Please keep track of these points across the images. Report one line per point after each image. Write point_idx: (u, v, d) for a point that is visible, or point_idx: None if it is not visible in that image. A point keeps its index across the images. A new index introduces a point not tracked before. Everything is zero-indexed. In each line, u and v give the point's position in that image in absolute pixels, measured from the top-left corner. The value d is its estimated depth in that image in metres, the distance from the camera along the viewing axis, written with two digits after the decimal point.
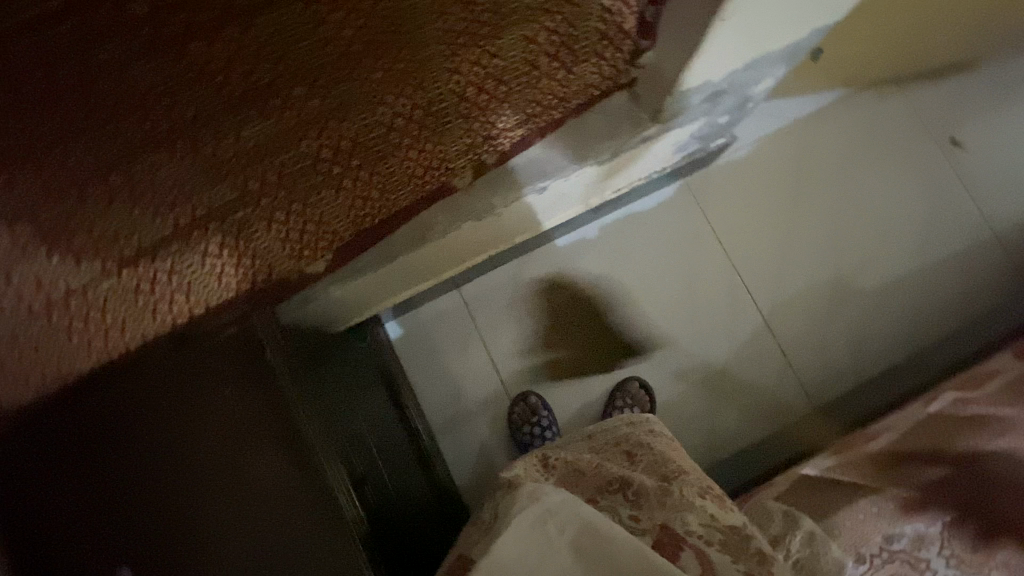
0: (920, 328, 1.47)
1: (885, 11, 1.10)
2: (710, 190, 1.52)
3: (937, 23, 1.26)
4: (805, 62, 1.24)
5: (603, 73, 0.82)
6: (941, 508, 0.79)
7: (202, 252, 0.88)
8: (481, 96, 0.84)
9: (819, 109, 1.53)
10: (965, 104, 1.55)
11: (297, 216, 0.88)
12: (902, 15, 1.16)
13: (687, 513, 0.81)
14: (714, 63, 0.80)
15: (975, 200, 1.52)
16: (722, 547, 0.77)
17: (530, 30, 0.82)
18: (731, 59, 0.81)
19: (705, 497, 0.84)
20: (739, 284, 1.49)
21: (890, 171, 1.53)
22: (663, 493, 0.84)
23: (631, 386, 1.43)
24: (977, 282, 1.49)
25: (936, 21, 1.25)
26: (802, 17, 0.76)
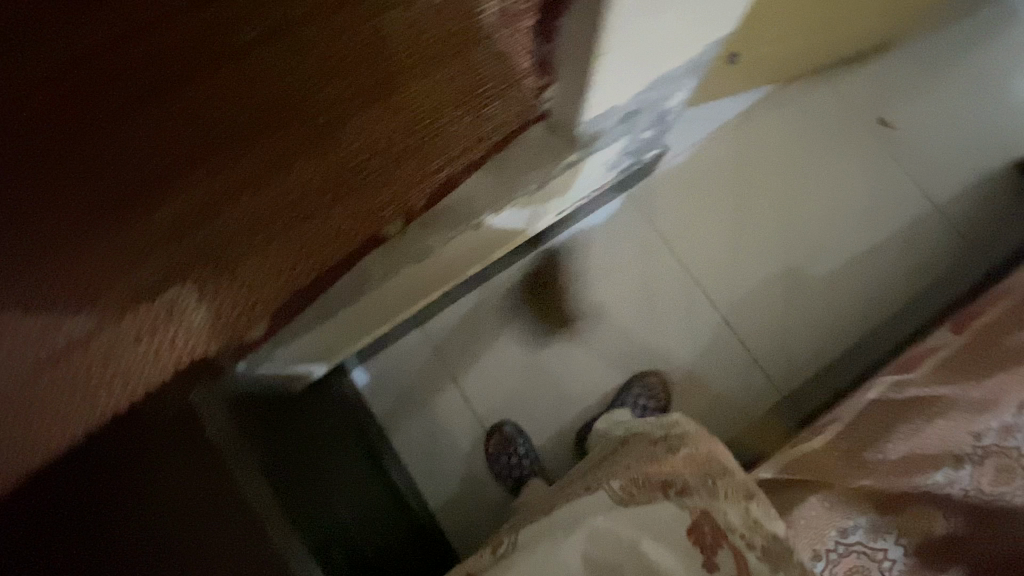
0: (875, 307, 1.49)
1: (787, 13, 1.16)
2: (654, 200, 1.57)
3: (838, 17, 1.33)
4: (724, 68, 1.28)
5: (512, 112, 0.82)
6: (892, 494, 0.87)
7: (157, 314, 0.91)
8: (394, 146, 0.86)
9: (749, 110, 1.58)
10: (888, 85, 1.61)
11: (236, 275, 0.91)
12: (804, 12, 1.21)
13: (729, 511, 0.82)
14: (624, 78, 0.80)
15: (913, 178, 1.56)
16: (762, 553, 0.78)
17: (433, 75, 0.83)
18: (645, 68, 0.82)
19: (752, 500, 0.84)
20: (695, 288, 1.53)
21: (825, 160, 1.57)
22: (709, 490, 0.84)
23: (649, 379, 1.46)
24: (923, 255, 1.52)
25: (837, 15, 1.31)
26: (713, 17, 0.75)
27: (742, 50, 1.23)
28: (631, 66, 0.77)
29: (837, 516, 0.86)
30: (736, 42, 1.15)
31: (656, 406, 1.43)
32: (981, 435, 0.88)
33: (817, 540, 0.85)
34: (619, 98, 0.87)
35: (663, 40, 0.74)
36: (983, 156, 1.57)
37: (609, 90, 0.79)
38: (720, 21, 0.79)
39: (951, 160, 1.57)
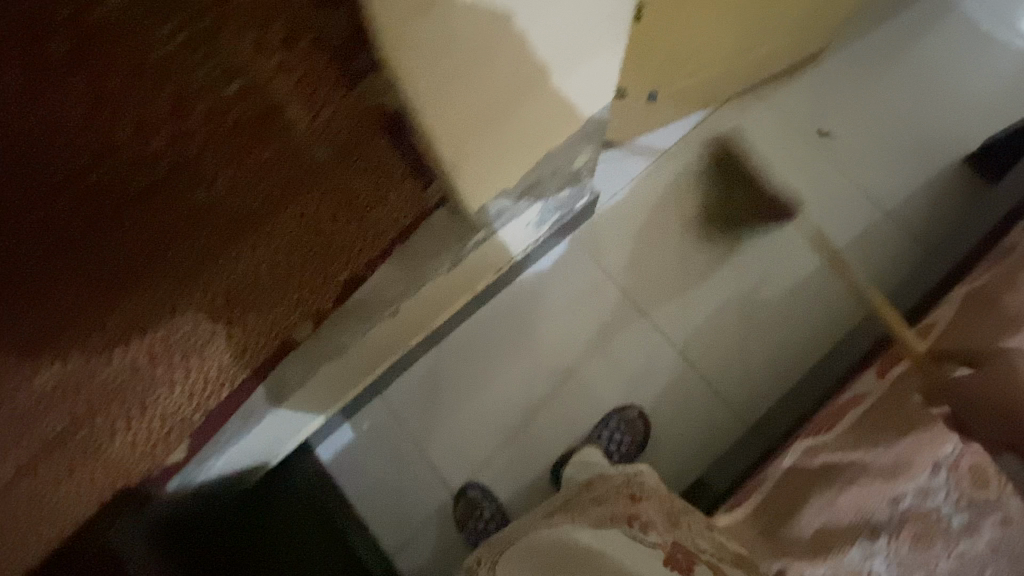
0: (833, 324, 1.45)
1: (670, 46, 1.16)
2: (599, 239, 1.54)
3: (749, 39, 1.30)
4: (643, 104, 1.34)
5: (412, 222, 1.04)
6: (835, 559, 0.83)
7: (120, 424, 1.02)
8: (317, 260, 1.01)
9: (684, 136, 1.56)
10: (823, 94, 1.57)
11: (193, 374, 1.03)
12: (695, 40, 1.20)
13: (696, 537, 0.86)
14: (479, 140, 0.84)
15: (859, 186, 1.52)
16: (733, 564, 0.83)
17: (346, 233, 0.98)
18: (503, 141, 0.85)
19: (714, 530, 0.91)
20: (649, 324, 1.49)
21: (767, 178, 1.54)
22: (673, 526, 0.87)
23: (630, 413, 1.42)
24: (878, 265, 1.48)
25: (745, 37, 1.29)
26: (556, 98, 0.81)
27: (636, 86, 1.23)
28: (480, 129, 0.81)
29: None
30: (633, 81, 1.20)
31: (633, 440, 1.40)
32: (899, 499, 0.84)
33: None
34: (488, 167, 0.90)
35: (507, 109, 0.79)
36: (928, 154, 1.53)
37: (460, 139, 0.83)
38: (573, 108, 0.85)
39: (896, 162, 1.53)
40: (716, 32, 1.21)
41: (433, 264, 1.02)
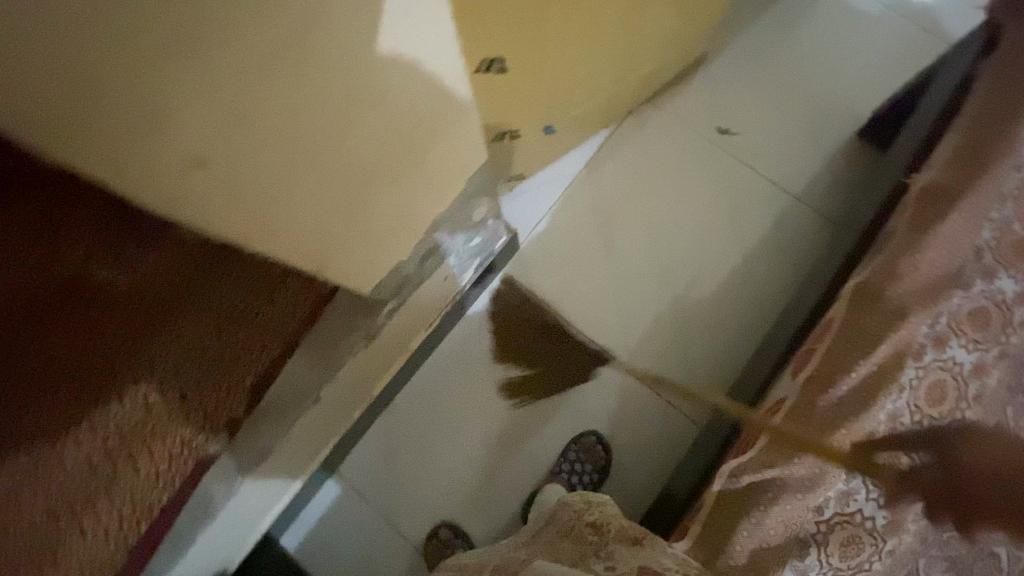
0: (765, 312, 1.48)
1: (551, 83, 1.11)
2: (528, 271, 1.54)
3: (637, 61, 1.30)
4: (542, 138, 1.35)
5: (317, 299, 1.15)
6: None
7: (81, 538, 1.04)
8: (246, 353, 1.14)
9: (592, 157, 1.59)
10: (716, 93, 1.62)
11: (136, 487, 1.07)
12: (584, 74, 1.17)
13: (660, 556, 0.78)
14: (322, 235, 0.74)
15: (764, 174, 1.57)
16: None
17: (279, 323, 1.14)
18: (347, 232, 0.77)
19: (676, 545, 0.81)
20: (591, 347, 1.49)
21: (680, 183, 1.57)
22: (637, 550, 0.80)
23: (586, 439, 1.41)
24: (796, 247, 1.51)
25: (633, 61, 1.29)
26: (402, 176, 0.75)
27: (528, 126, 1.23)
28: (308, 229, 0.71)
29: None
30: (524, 123, 1.20)
31: (593, 464, 1.40)
32: (821, 508, 0.78)
33: None
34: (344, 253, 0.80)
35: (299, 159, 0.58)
36: (825, 135, 1.58)
37: (300, 246, 0.73)
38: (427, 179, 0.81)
39: (797, 147, 1.58)
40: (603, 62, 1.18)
41: (346, 345, 1.01)
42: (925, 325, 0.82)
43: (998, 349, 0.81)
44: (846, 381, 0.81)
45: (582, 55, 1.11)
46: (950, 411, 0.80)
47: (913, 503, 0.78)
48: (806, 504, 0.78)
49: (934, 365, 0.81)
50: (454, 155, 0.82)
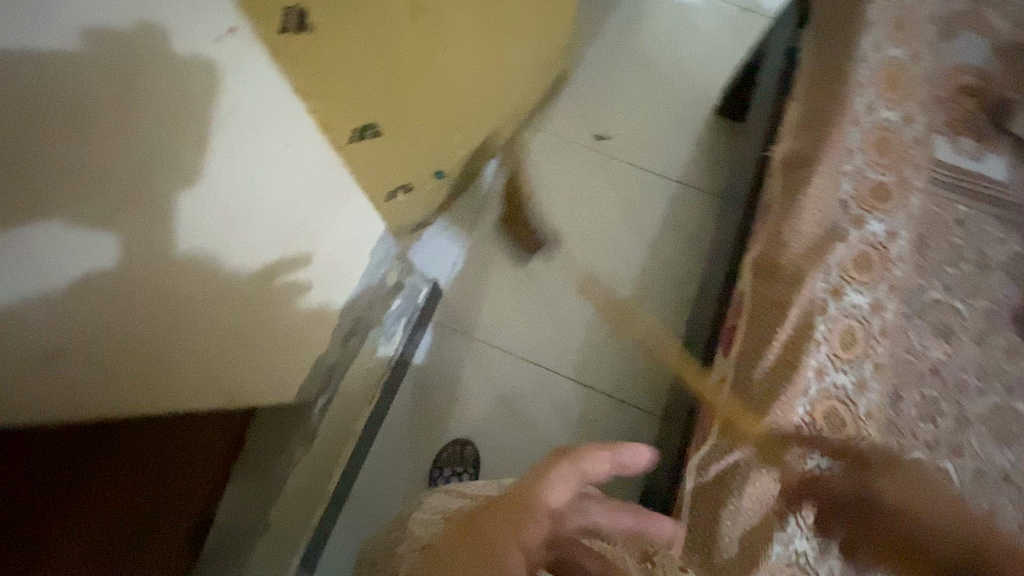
0: (684, 290, 1.55)
1: None
2: (457, 317, 1.51)
3: (508, 84, 1.31)
4: (436, 185, 1.33)
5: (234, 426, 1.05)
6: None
7: None
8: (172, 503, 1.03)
9: (488, 189, 1.61)
10: (586, 103, 1.70)
11: None
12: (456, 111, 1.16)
13: None
14: (226, 358, 0.74)
15: (647, 166, 1.66)
16: None
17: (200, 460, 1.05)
18: (251, 344, 0.76)
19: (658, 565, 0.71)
20: (538, 372, 1.48)
21: (577, 193, 1.62)
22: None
23: None
24: (694, 224, 1.61)
25: (505, 85, 1.29)
26: (302, 276, 0.76)
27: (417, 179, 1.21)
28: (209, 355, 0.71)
29: None
30: (414, 176, 1.19)
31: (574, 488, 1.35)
32: (790, 473, 0.77)
33: None
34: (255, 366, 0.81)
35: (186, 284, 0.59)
36: (692, 119, 1.71)
37: (205, 375, 0.74)
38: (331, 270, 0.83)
39: (671, 135, 1.69)
40: (477, 93, 1.18)
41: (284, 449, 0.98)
42: (821, 279, 0.84)
43: (888, 283, 0.85)
44: (771, 351, 0.82)
45: (456, 101, 1.11)
46: (866, 349, 0.81)
47: (864, 447, 0.78)
48: (776, 474, 0.77)
49: (841, 312, 0.83)
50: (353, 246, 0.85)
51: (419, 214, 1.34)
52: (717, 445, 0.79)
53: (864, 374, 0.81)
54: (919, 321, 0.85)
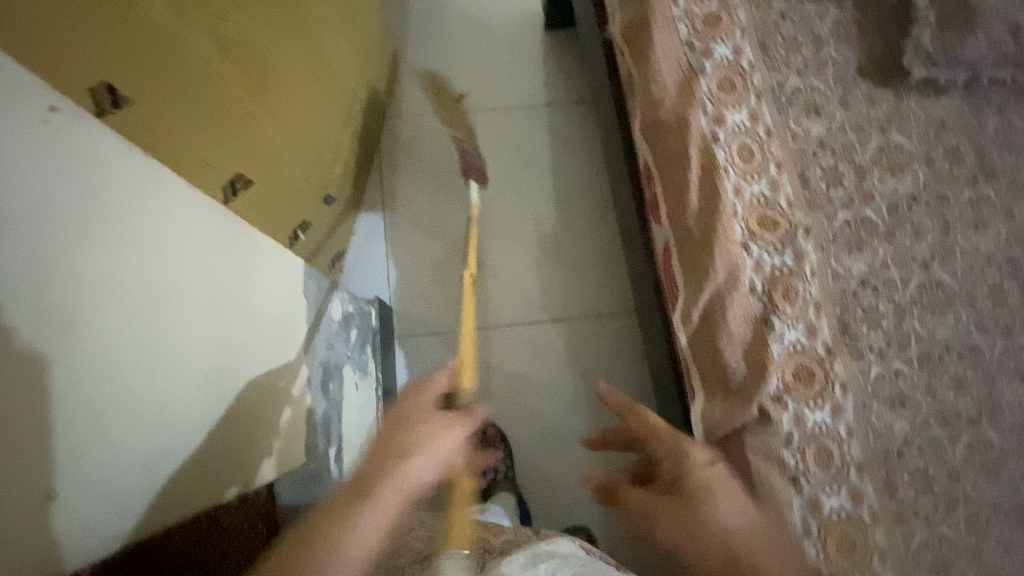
0: (598, 195, 1.61)
1: (296, 165, 1.07)
2: (416, 320, 1.50)
3: (347, 85, 1.29)
4: (328, 211, 1.32)
5: None
6: (776, 384, 0.80)
7: None
8: None
9: (383, 194, 1.60)
10: (428, 73, 1.70)
11: None
12: (315, 130, 1.14)
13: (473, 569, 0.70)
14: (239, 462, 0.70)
15: (513, 103, 1.69)
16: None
17: None
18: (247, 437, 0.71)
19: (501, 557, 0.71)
20: (512, 330, 1.50)
21: (464, 158, 1.63)
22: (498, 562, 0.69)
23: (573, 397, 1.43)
24: (577, 134, 1.66)
25: (344, 89, 1.27)
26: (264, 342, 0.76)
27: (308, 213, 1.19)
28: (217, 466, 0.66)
29: (772, 439, 0.77)
30: (305, 209, 1.16)
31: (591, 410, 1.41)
32: (753, 286, 0.84)
33: (781, 498, 0.76)
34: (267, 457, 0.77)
35: (171, 381, 0.56)
36: (531, 43, 1.74)
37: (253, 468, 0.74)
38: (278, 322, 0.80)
39: (519, 66, 1.72)
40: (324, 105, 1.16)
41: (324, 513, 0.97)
42: (701, 114, 0.90)
43: (754, 92, 0.92)
44: (692, 193, 0.87)
45: (307, 116, 1.08)
46: (761, 155, 0.89)
47: (799, 234, 0.87)
48: (745, 293, 0.84)
49: (730, 133, 0.90)
50: (277, 305, 0.80)
51: (323, 245, 1.31)
52: (689, 292, 0.86)
53: (771, 176, 0.89)
54: (792, 110, 0.93)
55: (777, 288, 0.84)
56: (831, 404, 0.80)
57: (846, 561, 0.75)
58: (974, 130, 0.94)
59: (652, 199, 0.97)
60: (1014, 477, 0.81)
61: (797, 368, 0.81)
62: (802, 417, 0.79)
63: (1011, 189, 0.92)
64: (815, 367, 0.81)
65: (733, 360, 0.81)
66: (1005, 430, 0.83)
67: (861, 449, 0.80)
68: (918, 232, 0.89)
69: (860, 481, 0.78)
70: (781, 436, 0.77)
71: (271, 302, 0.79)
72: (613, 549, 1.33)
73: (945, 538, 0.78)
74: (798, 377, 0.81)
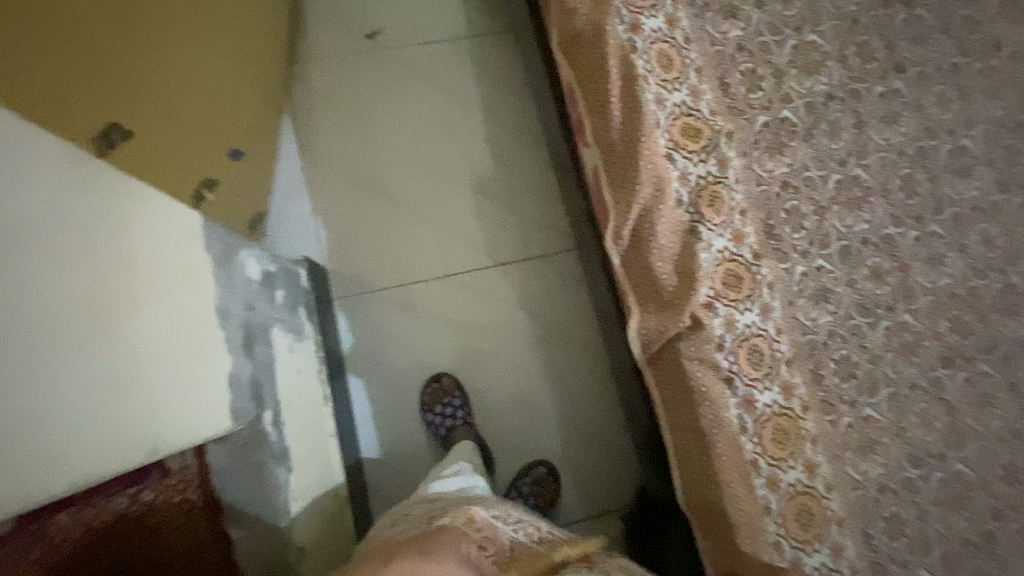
0: (530, 130, 1.56)
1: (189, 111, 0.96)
2: (353, 276, 1.44)
3: (238, 20, 1.15)
4: (237, 167, 1.21)
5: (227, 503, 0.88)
6: (706, 291, 0.80)
7: None
8: None
9: (300, 147, 1.49)
10: (335, 9, 1.55)
11: None
12: (203, 70, 1.02)
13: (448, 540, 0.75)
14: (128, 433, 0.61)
15: (431, 37, 1.57)
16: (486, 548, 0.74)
17: None
18: (140, 406, 0.62)
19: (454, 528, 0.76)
20: (455, 277, 1.46)
21: (384, 100, 1.53)
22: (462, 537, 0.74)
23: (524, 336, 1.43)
24: (502, 67, 1.58)
25: (234, 24, 1.13)
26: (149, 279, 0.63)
27: (212, 168, 1.08)
28: (83, 427, 0.57)
29: (705, 344, 0.79)
30: (207, 164, 1.06)
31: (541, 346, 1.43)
32: (679, 198, 0.83)
33: (716, 397, 0.78)
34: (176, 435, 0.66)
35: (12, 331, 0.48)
36: None
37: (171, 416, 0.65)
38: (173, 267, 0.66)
39: None
40: (209, 43, 1.03)
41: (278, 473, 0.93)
42: (618, 21, 0.85)
43: None
44: (613, 106, 0.84)
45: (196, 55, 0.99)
46: (680, 64, 0.87)
47: (721, 141, 0.86)
48: (671, 204, 0.83)
49: (648, 41, 0.86)
50: (182, 254, 0.68)
51: (236, 203, 1.21)
52: (618, 212, 0.84)
53: (691, 84, 0.87)
54: (709, 13, 0.90)
55: (701, 198, 0.84)
56: (760, 305, 0.82)
57: (782, 449, 0.79)
58: (883, 25, 0.95)
59: (576, 118, 0.94)
60: (928, 355, 0.87)
61: (725, 274, 0.82)
62: (731, 320, 0.80)
63: (919, 80, 0.94)
64: (741, 270, 0.82)
65: (664, 272, 0.82)
66: (918, 312, 0.87)
67: (790, 345, 0.83)
68: (835, 130, 0.90)
69: (791, 374, 0.82)
70: (714, 340, 0.79)
71: (175, 250, 0.67)
72: (575, 477, 1.37)
73: (869, 419, 0.83)
74: (727, 282, 0.82)
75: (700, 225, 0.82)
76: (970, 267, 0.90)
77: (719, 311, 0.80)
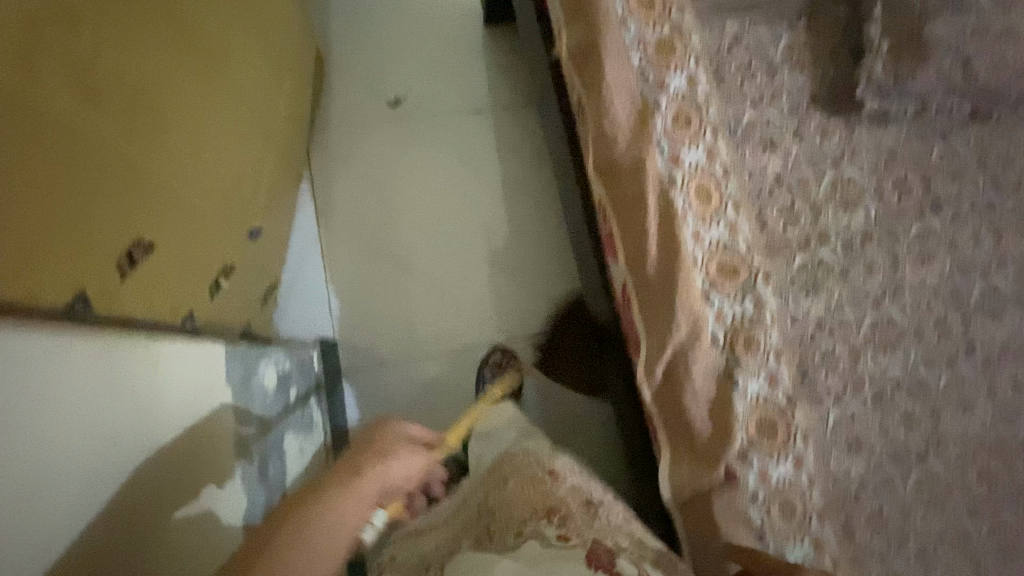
0: (549, 205, 1.54)
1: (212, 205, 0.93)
2: (363, 350, 1.40)
3: (263, 96, 1.13)
4: (254, 246, 1.18)
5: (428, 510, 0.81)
6: (741, 441, 0.78)
7: None
8: None
9: (316, 214, 1.47)
10: (359, 75, 1.54)
11: None
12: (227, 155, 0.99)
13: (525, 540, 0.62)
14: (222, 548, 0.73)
15: (454, 107, 1.56)
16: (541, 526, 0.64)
17: None
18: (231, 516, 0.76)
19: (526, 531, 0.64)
20: (467, 355, 1.43)
21: (404, 168, 1.51)
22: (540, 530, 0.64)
23: None
24: (524, 140, 1.57)
25: (258, 101, 1.10)
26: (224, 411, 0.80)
27: (230, 253, 1.05)
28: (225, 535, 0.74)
29: (738, 500, 0.76)
30: (224, 251, 1.02)
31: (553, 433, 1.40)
32: (715, 339, 0.82)
33: None
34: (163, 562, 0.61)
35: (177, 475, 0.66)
36: (470, 40, 1.60)
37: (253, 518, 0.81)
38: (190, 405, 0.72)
39: (456, 64, 1.58)
40: (235, 128, 1.00)
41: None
42: (658, 154, 0.84)
43: (709, 128, 0.87)
44: (651, 240, 0.82)
45: (230, 140, 1.00)
46: (718, 199, 0.86)
47: (759, 281, 0.84)
48: (708, 345, 0.81)
49: (687, 175, 0.85)
50: (184, 386, 0.72)
51: (249, 281, 1.18)
52: (651, 348, 0.81)
53: (730, 218, 0.86)
54: (749, 146, 0.89)
55: (737, 340, 0.82)
56: (793, 456, 0.80)
57: None
58: (922, 159, 0.94)
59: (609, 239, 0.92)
60: (957, 507, 0.85)
61: (759, 422, 0.80)
62: (764, 473, 0.78)
63: (954, 219, 0.93)
64: (775, 418, 0.80)
65: (698, 417, 0.79)
66: (947, 461, 0.86)
67: (819, 496, 0.81)
68: (871, 269, 0.89)
69: (821, 528, 0.79)
70: (746, 494, 0.77)
71: (179, 384, 0.71)
72: None
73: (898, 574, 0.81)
74: (760, 431, 0.80)
75: (736, 370, 0.81)
76: (998, 412, 0.89)
77: (752, 463, 0.78)
